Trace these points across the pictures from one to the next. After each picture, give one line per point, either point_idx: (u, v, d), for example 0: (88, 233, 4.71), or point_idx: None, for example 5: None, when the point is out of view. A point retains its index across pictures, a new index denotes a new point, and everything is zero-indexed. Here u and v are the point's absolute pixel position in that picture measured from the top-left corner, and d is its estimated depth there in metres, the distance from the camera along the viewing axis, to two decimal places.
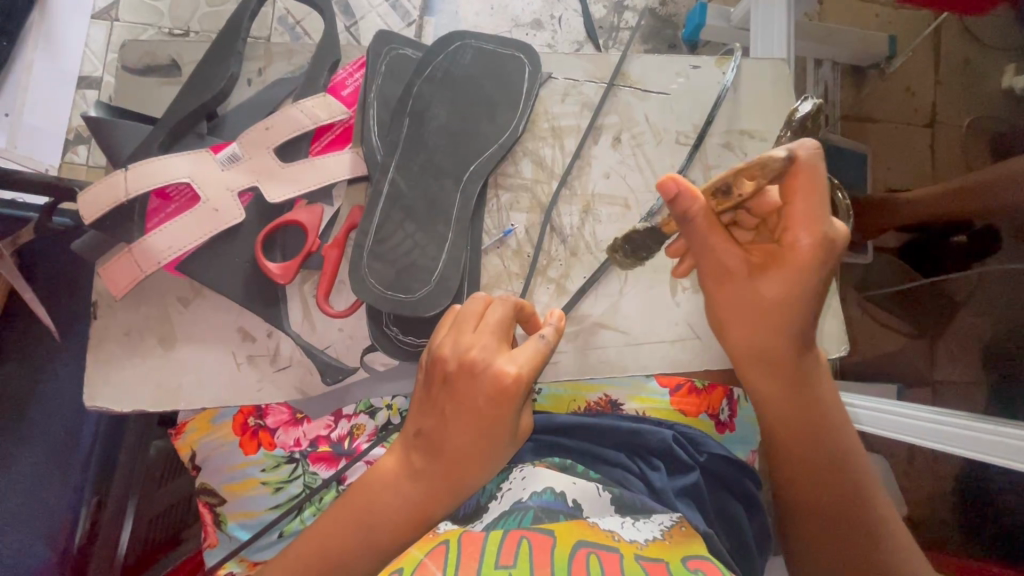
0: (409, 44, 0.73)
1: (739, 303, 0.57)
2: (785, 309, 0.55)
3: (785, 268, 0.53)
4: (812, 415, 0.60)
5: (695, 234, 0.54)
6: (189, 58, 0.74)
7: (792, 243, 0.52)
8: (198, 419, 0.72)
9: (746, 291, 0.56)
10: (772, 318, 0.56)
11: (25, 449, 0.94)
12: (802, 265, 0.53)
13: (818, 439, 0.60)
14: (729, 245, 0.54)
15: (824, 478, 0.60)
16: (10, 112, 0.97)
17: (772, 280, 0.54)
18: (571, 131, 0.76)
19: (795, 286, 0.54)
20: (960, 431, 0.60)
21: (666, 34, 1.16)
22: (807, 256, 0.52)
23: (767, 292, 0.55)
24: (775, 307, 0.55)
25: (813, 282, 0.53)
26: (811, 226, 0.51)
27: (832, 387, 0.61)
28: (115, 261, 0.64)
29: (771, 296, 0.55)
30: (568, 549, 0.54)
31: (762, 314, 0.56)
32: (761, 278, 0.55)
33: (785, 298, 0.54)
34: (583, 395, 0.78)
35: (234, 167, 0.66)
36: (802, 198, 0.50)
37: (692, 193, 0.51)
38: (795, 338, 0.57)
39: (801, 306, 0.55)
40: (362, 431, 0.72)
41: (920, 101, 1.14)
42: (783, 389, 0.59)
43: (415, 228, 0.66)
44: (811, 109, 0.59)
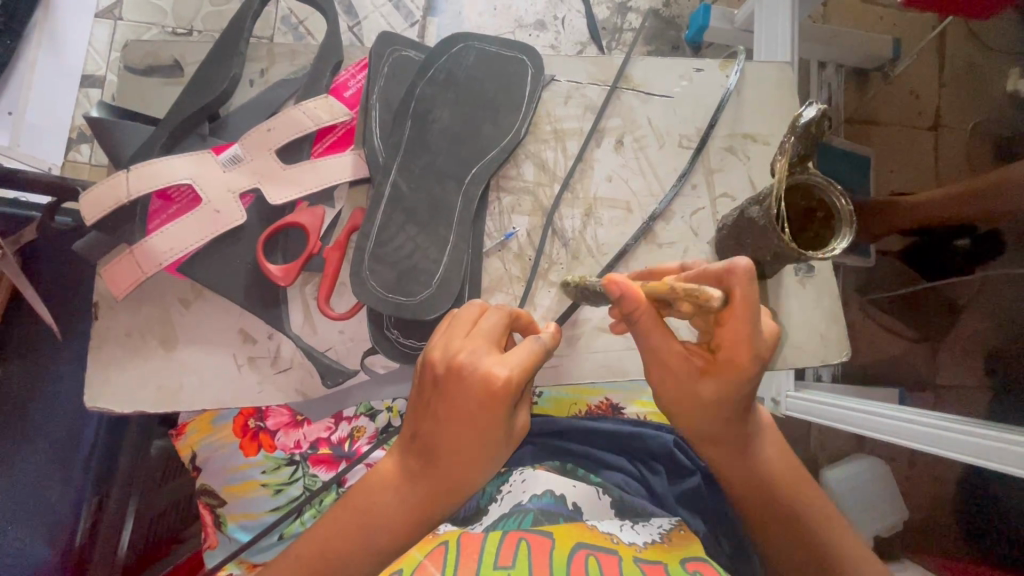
0: (412, 45, 0.72)
1: (673, 395, 0.55)
2: (718, 404, 0.54)
3: (719, 374, 0.52)
4: (757, 479, 0.60)
5: (637, 331, 0.51)
6: (192, 58, 0.74)
7: (729, 357, 0.50)
8: (199, 420, 0.72)
9: (682, 390, 0.54)
10: (705, 413, 0.55)
11: (23, 449, 0.93)
12: (738, 376, 0.51)
13: (772, 504, 0.59)
14: (671, 344, 0.52)
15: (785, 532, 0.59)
16: (13, 111, 0.97)
17: (710, 383, 0.53)
18: (574, 134, 0.76)
19: (730, 389, 0.52)
20: (954, 435, 0.61)
21: (669, 35, 1.16)
22: (746, 366, 0.50)
23: (703, 392, 0.53)
24: (709, 403, 0.54)
25: (746, 386, 0.52)
26: (750, 342, 0.49)
27: (773, 454, 0.61)
28: (115, 261, 0.64)
29: (709, 395, 0.53)
30: (567, 550, 0.55)
31: (695, 409, 0.55)
32: (697, 379, 0.53)
33: (720, 397, 0.53)
34: (584, 399, 0.78)
35: (236, 168, 0.66)
36: (737, 321, 0.48)
37: (632, 294, 0.48)
38: (734, 416, 0.55)
39: (731, 402, 0.53)
40: (362, 434, 0.73)
41: (924, 105, 1.13)
42: (726, 458, 0.59)
43: (417, 230, 0.65)
44: (816, 113, 0.57)
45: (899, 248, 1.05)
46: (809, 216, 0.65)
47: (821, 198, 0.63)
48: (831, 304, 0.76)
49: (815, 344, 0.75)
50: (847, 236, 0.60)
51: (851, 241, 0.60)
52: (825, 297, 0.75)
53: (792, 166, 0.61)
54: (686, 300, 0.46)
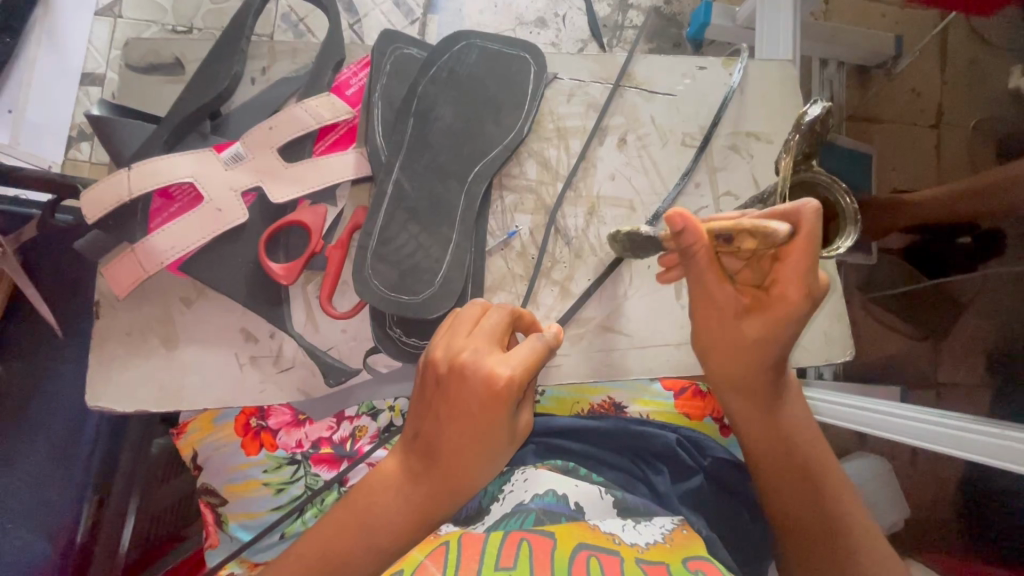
0: (413, 43, 0.72)
1: (718, 336, 0.58)
2: (762, 347, 0.56)
3: (769, 315, 0.54)
4: (783, 436, 0.62)
5: (692, 268, 0.53)
6: (194, 56, 0.74)
7: (780, 294, 0.52)
8: (202, 419, 0.72)
9: (727, 328, 0.57)
10: (748, 356, 0.57)
11: (24, 448, 0.93)
12: (787, 317, 0.53)
13: (796, 467, 0.61)
14: (724, 284, 0.54)
15: (802, 499, 0.60)
16: (13, 109, 0.97)
17: (754, 323, 0.55)
18: (576, 132, 0.76)
19: (775, 331, 0.54)
20: (960, 433, 0.60)
21: (671, 33, 1.16)
22: (795, 308, 0.52)
23: (748, 333, 0.56)
24: (752, 345, 0.56)
25: (793, 330, 0.54)
26: (802, 282, 0.51)
27: (800, 415, 0.63)
28: (117, 260, 0.64)
29: (752, 335, 0.56)
30: (568, 551, 0.54)
31: (738, 351, 0.57)
32: (743, 317, 0.56)
33: (766, 338, 0.55)
34: (587, 397, 0.78)
35: (238, 167, 0.66)
36: (795, 258, 0.50)
37: (696, 229, 0.48)
38: (770, 366, 0.58)
39: (775, 347, 0.56)
40: (364, 433, 0.72)
41: (926, 102, 1.12)
42: (756, 412, 0.61)
43: (419, 229, 0.65)
44: (821, 112, 0.57)
45: (898, 247, 1.06)
46: (813, 216, 0.65)
47: (825, 197, 0.63)
48: (835, 303, 0.75)
49: (819, 344, 0.74)
50: (852, 234, 0.61)
51: (856, 239, 0.61)
52: (829, 296, 0.75)
53: (797, 164, 0.62)
54: (750, 236, 0.46)
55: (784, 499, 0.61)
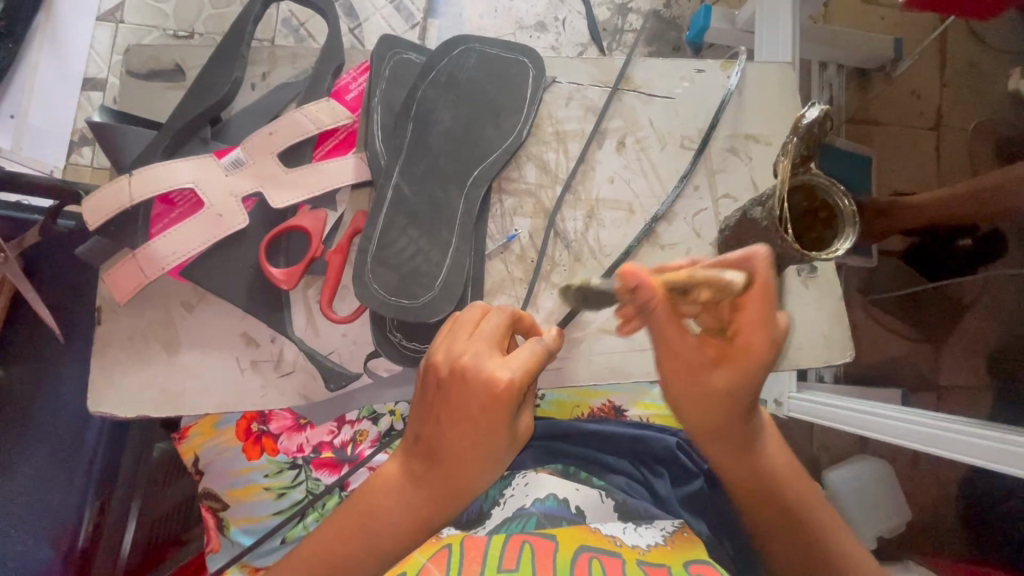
0: (413, 48, 0.72)
1: (684, 388, 0.55)
2: (730, 397, 0.53)
3: (734, 364, 0.52)
4: (764, 478, 0.59)
5: (651, 323, 0.50)
6: (194, 62, 0.74)
7: (743, 345, 0.50)
8: (202, 424, 0.72)
9: (694, 380, 0.54)
10: (716, 406, 0.55)
11: (26, 452, 0.94)
12: (753, 366, 0.51)
13: (780, 502, 0.59)
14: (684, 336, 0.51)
15: (788, 534, 0.59)
16: (16, 114, 0.98)
17: (722, 373, 0.52)
18: (575, 136, 0.76)
19: (743, 380, 0.52)
20: (958, 436, 0.60)
21: (670, 36, 1.16)
22: (760, 356, 0.50)
23: (715, 385, 0.53)
24: (719, 395, 0.53)
25: (759, 377, 0.52)
26: (764, 330, 0.49)
27: (776, 452, 0.60)
28: (118, 266, 0.64)
29: (720, 387, 0.53)
30: (570, 552, 0.55)
31: (707, 401, 0.54)
32: (709, 369, 0.53)
33: (732, 389, 0.53)
34: (587, 401, 0.78)
35: (239, 172, 0.66)
36: (755, 305, 0.48)
37: (650, 284, 0.46)
38: (742, 411, 0.55)
39: (744, 395, 0.53)
40: (365, 438, 0.73)
41: (925, 104, 1.13)
42: (731, 457, 0.59)
43: (418, 233, 0.65)
44: (818, 115, 0.57)
45: (900, 248, 1.04)
46: (812, 217, 0.65)
47: (824, 199, 0.63)
48: (834, 305, 0.75)
49: (819, 346, 0.74)
50: (852, 236, 0.60)
51: (855, 241, 0.60)
52: (828, 298, 0.75)
53: (795, 167, 0.62)
54: (705, 287, 0.45)
55: (770, 533, 0.60)
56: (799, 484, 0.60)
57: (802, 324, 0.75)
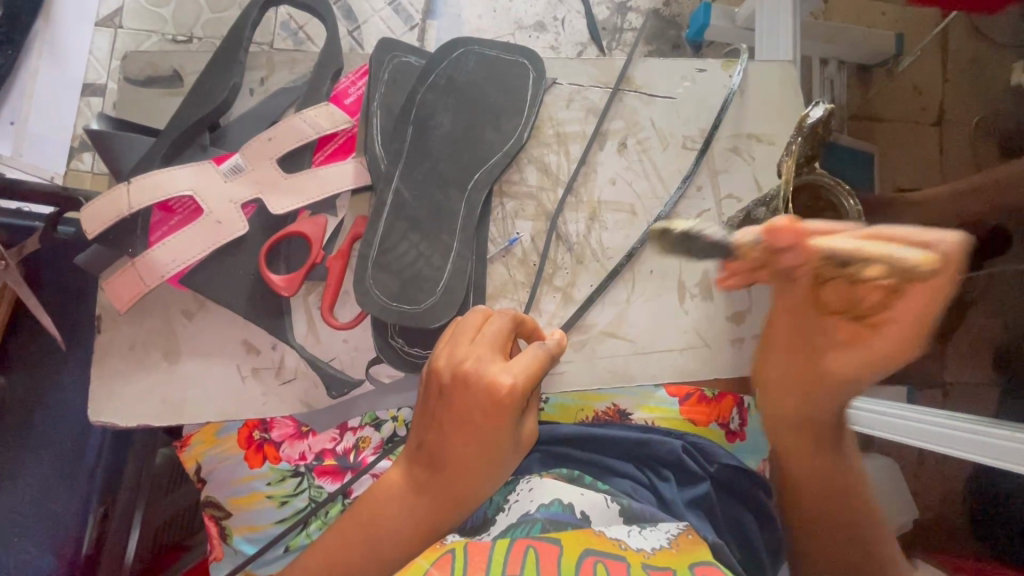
0: (412, 51, 0.72)
1: (804, 367, 0.56)
2: (850, 383, 0.55)
3: (866, 349, 0.54)
4: (837, 478, 0.60)
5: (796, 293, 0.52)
6: (192, 68, 0.74)
7: (881, 329, 0.53)
8: (202, 430, 0.69)
9: (812, 360, 0.56)
10: (833, 391, 0.57)
11: (30, 460, 0.94)
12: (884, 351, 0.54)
13: (841, 506, 0.60)
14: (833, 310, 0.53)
15: (840, 534, 0.60)
16: (15, 120, 0.98)
17: (843, 356, 0.55)
18: (576, 137, 0.75)
19: (862, 366, 0.54)
20: (971, 435, 0.61)
21: (670, 34, 1.15)
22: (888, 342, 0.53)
23: (833, 367, 0.55)
24: (839, 379, 0.55)
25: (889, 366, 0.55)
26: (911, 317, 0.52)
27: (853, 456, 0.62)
28: (117, 274, 0.64)
29: (840, 371, 0.55)
30: (575, 557, 0.53)
31: (823, 386, 0.56)
32: (834, 352, 0.55)
33: (851, 376, 0.55)
34: (591, 404, 0.73)
35: (237, 179, 0.66)
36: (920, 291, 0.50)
37: (813, 248, 0.46)
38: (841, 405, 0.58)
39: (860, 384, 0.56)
40: (368, 444, 0.69)
41: (927, 100, 1.11)
42: (813, 450, 0.60)
43: (419, 237, 0.65)
44: (823, 114, 0.58)
45: None
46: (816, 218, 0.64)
47: (829, 198, 0.62)
48: None
49: None
50: None
51: None
52: None
53: (798, 167, 0.62)
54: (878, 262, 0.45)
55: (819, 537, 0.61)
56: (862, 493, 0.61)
57: None
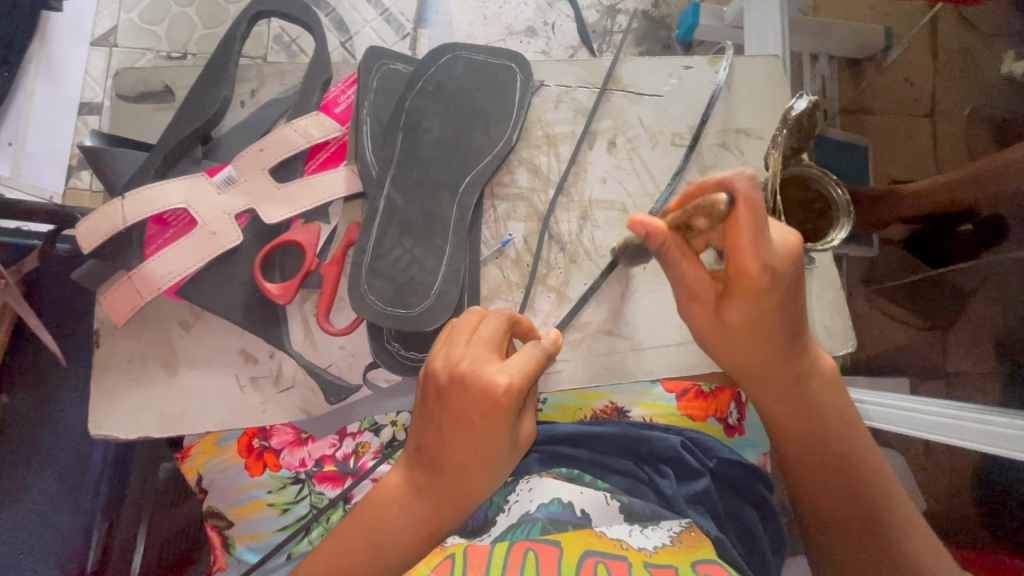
0: (400, 58, 0.73)
1: (712, 329, 0.54)
2: (752, 327, 0.52)
3: (741, 295, 0.50)
4: (808, 418, 0.58)
5: (665, 263, 0.51)
6: (184, 83, 0.75)
7: (742, 274, 0.49)
8: (204, 442, 0.71)
9: (714, 319, 0.53)
10: (746, 339, 0.54)
11: (35, 478, 0.94)
12: (757, 292, 0.50)
13: (824, 450, 0.58)
14: (698, 271, 0.51)
15: (832, 482, 0.58)
16: (13, 142, 0.97)
17: (734, 305, 0.52)
18: (566, 138, 0.76)
19: (755, 310, 0.51)
20: (979, 425, 0.58)
21: (659, 34, 1.17)
22: (759, 281, 0.49)
23: (732, 318, 0.52)
24: (742, 329, 0.53)
25: (775, 300, 0.51)
26: (757, 252, 0.48)
27: (828, 393, 0.58)
28: (114, 288, 0.65)
29: (739, 319, 0.52)
30: (576, 559, 0.53)
31: (735, 337, 0.53)
32: (723, 306, 0.52)
33: (752, 320, 0.52)
34: (589, 403, 0.76)
35: (230, 190, 0.66)
36: (744, 225, 0.47)
37: (659, 228, 0.48)
38: (779, 348, 0.54)
39: (770, 322, 0.52)
40: (367, 449, 0.72)
41: (919, 90, 1.12)
42: (772, 397, 0.58)
43: (412, 242, 0.65)
44: (807, 105, 0.59)
45: (900, 238, 1.04)
46: (806, 209, 0.65)
47: (817, 189, 0.64)
48: (833, 295, 0.75)
49: (821, 337, 0.74)
50: (846, 226, 0.60)
51: (850, 231, 0.60)
52: (825, 287, 0.75)
53: (787, 158, 0.62)
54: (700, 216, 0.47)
55: (809, 480, 0.60)
56: (845, 436, 0.58)
57: (803, 315, 0.74)
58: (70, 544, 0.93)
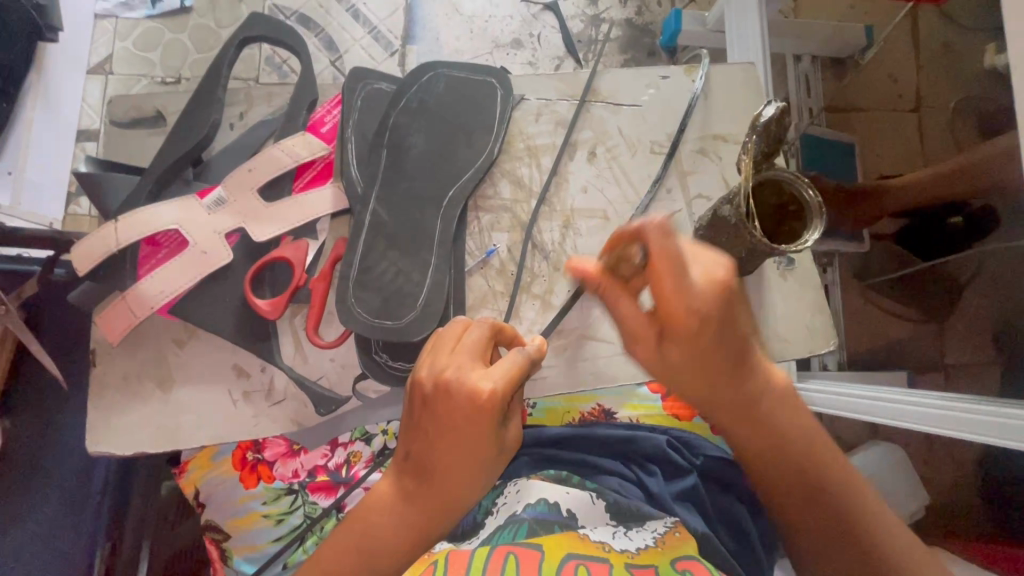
0: (383, 78, 0.75)
1: (659, 368, 0.54)
2: (697, 365, 0.52)
3: (675, 337, 0.50)
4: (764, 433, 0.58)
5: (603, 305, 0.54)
6: (174, 108, 0.77)
7: (670, 319, 0.49)
8: (199, 457, 0.73)
9: (658, 358, 0.53)
10: (692, 374, 0.53)
11: (37, 498, 0.96)
12: (691, 331, 0.49)
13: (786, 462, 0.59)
14: (635, 311, 0.52)
15: (798, 491, 0.59)
16: (12, 170, 1.00)
17: (672, 346, 0.51)
18: (546, 149, 0.78)
19: (693, 346, 0.50)
20: (967, 414, 0.60)
21: (644, 42, 1.19)
22: (688, 322, 0.48)
23: (673, 356, 0.52)
24: (687, 364, 0.52)
25: (711, 337, 0.50)
26: (679, 295, 0.47)
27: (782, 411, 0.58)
28: (109, 308, 0.66)
29: (679, 356, 0.52)
30: (557, 561, 0.54)
31: (678, 373, 0.53)
32: (663, 345, 0.52)
33: (693, 356, 0.51)
34: (576, 407, 0.79)
35: (221, 210, 0.68)
36: (662, 273, 0.47)
37: (591, 271, 0.53)
38: (722, 378, 0.54)
39: (711, 355, 0.51)
40: (358, 458, 0.74)
41: (903, 88, 1.12)
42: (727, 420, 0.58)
43: (399, 255, 0.67)
44: (774, 112, 0.61)
45: (893, 231, 1.04)
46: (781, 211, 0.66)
47: (790, 191, 0.65)
48: (814, 294, 0.77)
49: (803, 335, 0.75)
50: (819, 227, 0.61)
51: (823, 232, 0.61)
52: (805, 286, 0.76)
53: (758, 162, 0.64)
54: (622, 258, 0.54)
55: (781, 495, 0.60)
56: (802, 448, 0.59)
57: (785, 313, 0.76)
58: (73, 563, 0.94)
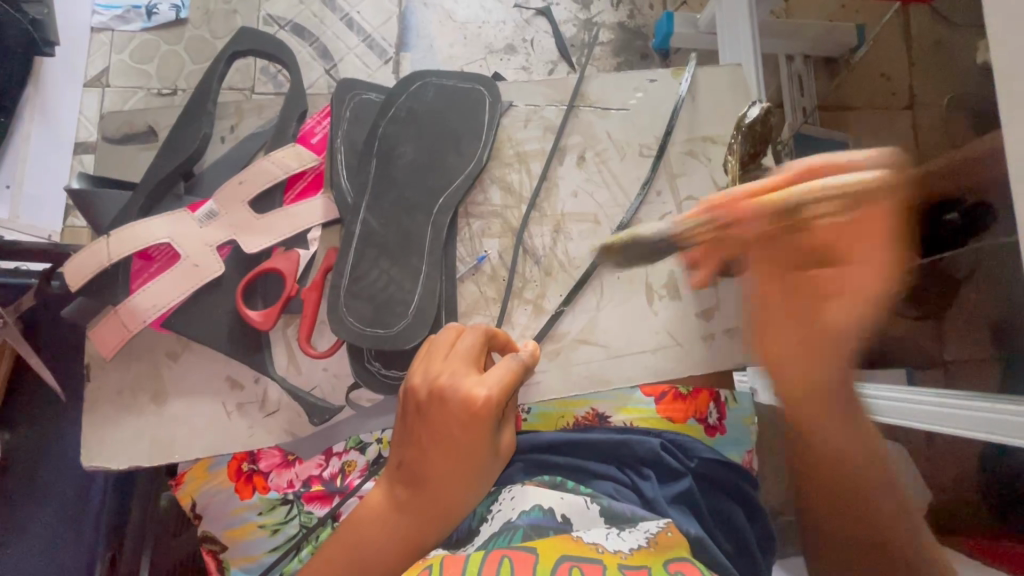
0: (373, 88, 0.76)
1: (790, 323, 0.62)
2: (844, 332, 0.60)
3: (842, 294, 0.59)
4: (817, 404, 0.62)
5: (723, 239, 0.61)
6: (166, 123, 0.78)
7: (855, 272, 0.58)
8: (196, 468, 0.73)
9: (807, 310, 0.61)
10: (834, 339, 0.61)
11: (38, 511, 0.96)
12: (863, 294, 0.59)
13: (823, 440, 0.63)
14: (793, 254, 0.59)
15: (836, 474, 0.63)
16: (11, 184, 1.01)
17: (839, 304, 0.59)
18: (536, 155, 0.78)
19: (851, 307, 0.59)
20: (968, 409, 0.60)
21: (637, 45, 1.20)
22: (865, 287, 0.58)
23: (830, 312, 0.60)
24: (823, 327, 0.60)
25: (870, 298, 0.59)
26: (888, 256, 0.58)
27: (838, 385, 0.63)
28: (103, 323, 0.67)
29: (840, 316, 0.60)
30: (551, 563, 0.54)
31: (831, 338, 0.60)
32: (824, 297, 0.60)
33: (847, 321, 0.60)
34: (571, 411, 0.79)
35: (212, 223, 0.69)
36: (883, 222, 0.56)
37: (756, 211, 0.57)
38: (847, 338, 0.61)
39: (859, 317, 0.60)
40: (353, 468, 0.74)
41: (896, 85, 1.01)
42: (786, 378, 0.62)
43: (389, 264, 0.68)
44: (758, 113, 0.64)
45: None
46: None
47: None
48: None
49: None
50: None
51: None
52: None
53: (745, 162, 0.66)
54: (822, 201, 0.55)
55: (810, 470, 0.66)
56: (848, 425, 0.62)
57: None
58: None
